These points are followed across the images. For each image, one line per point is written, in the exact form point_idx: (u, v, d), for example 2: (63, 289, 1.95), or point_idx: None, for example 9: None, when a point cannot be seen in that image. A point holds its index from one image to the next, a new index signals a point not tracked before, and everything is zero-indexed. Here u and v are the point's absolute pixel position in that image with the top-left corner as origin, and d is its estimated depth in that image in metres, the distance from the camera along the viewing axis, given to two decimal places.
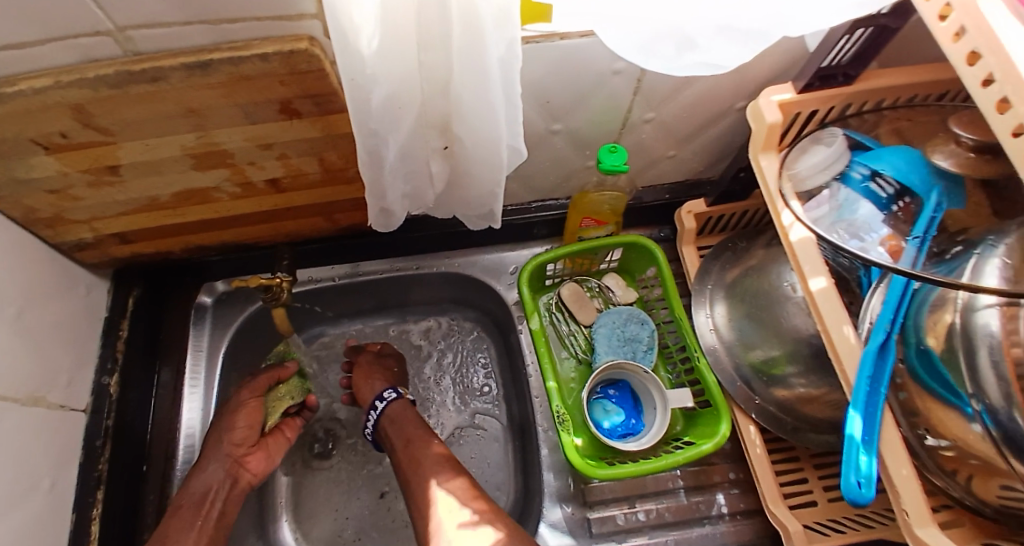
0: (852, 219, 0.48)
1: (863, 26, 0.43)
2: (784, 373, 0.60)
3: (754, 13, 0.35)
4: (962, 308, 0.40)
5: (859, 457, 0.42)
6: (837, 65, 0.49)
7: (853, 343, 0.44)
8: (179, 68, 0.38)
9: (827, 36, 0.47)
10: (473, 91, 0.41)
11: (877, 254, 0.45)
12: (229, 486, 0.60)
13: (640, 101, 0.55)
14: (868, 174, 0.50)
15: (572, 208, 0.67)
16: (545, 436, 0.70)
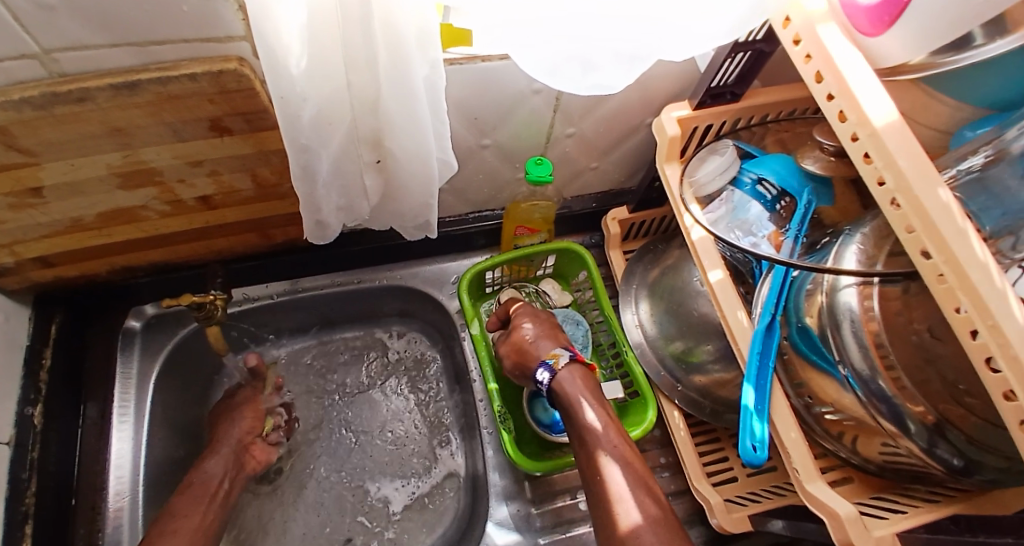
0: (745, 218, 0.54)
1: (741, 50, 0.50)
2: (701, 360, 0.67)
3: (641, 41, 0.41)
4: (828, 290, 0.48)
5: (753, 424, 0.49)
6: (724, 85, 0.56)
7: (744, 325, 0.52)
8: (106, 88, 0.39)
9: (714, 59, 0.53)
10: (402, 108, 0.44)
11: (765, 250, 0.51)
12: (236, 470, 0.65)
13: (560, 118, 0.60)
14: (755, 178, 0.56)
15: (506, 216, 0.71)
16: (490, 438, 0.72)
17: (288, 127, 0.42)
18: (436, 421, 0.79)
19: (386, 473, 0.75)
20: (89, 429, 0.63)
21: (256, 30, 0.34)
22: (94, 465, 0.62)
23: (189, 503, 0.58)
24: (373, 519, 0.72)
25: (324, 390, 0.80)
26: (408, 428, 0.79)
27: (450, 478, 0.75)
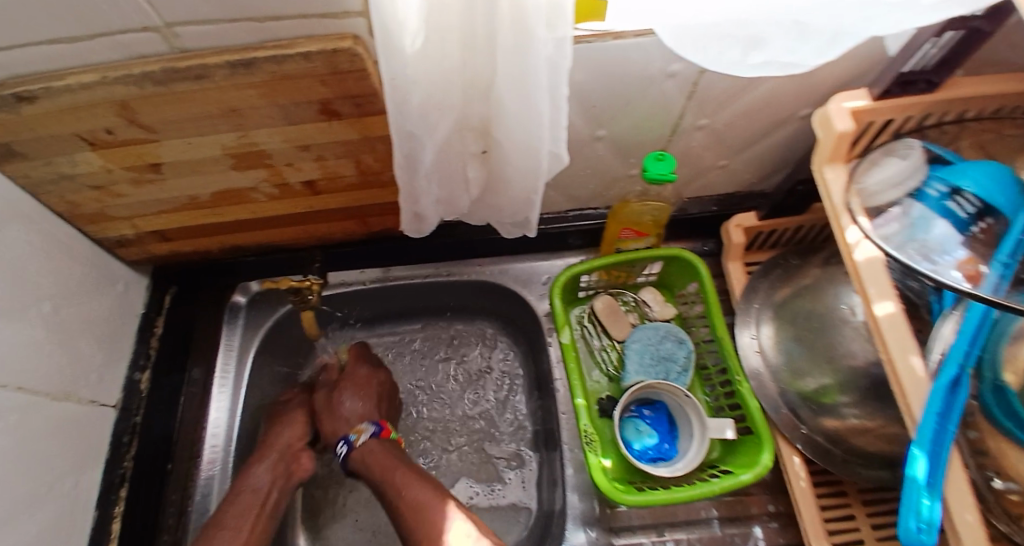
0: (925, 239, 0.43)
1: (954, 29, 0.39)
2: (835, 402, 0.57)
3: (826, 10, 0.32)
4: None
5: (921, 501, 0.38)
6: (920, 71, 0.45)
7: (920, 375, 0.40)
8: (223, 65, 0.38)
9: (910, 39, 0.42)
10: (516, 93, 0.39)
11: (949, 278, 0.39)
12: (283, 479, 0.62)
13: (692, 107, 0.53)
14: (946, 191, 0.45)
15: (611, 217, 0.63)
16: (570, 456, 0.66)
17: (395, 111, 0.38)
18: (512, 427, 0.75)
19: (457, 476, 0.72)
20: None
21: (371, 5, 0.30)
22: None
23: (237, 515, 0.56)
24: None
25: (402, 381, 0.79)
26: (482, 430, 0.75)
27: (523, 490, 0.71)
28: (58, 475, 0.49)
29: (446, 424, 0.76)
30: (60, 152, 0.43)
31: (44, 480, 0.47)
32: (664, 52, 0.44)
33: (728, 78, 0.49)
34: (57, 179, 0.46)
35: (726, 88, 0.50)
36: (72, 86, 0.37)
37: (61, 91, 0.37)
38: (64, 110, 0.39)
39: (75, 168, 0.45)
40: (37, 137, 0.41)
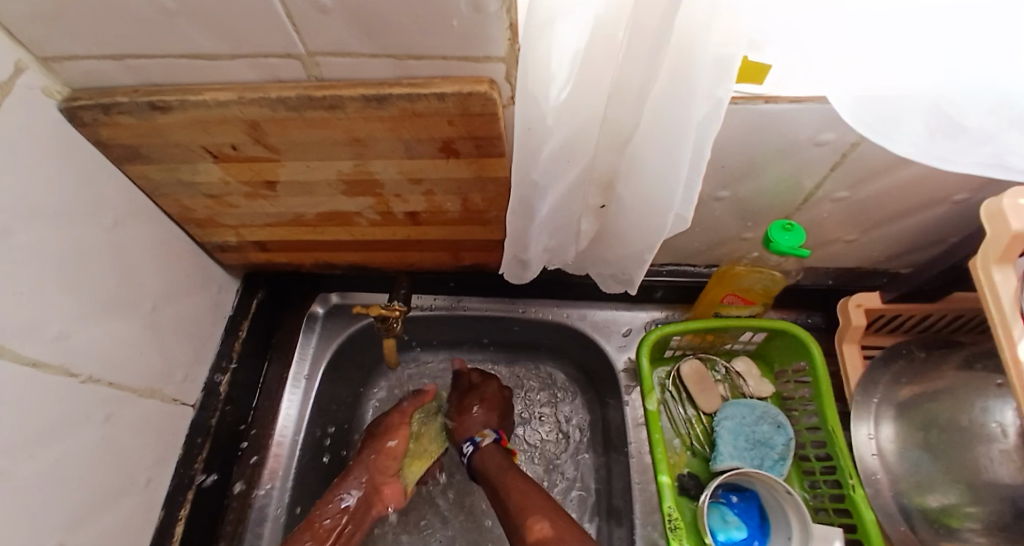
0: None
1: None
2: (960, 526, 0.50)
3: None
4: None
5: None
6: None
7: None
8: (357, 98, 0.37)
9: None
10: (653, 151, 0.36)
11: None
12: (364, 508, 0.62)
13: (834, 178, 0.48)
14: None
15: (716, 280, 0.59)
16: (642, 532, 0.61)
17: (524, 161, 0.36)
18: (571, 483, 0.72)
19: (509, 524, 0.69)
20: (260, 408, 0.67)
21: (524, 54, 0.29)
22: (260, 442, 0.66)
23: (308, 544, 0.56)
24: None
25: None
26: (540, 481, 0.72)
27: None
28: (135, 470, 0.50)
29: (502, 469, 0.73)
30: (184, 160, 0.44)
31: (120, 474, 0.48)
32: (819, 119, 0.40)
33: (884, 155, 0.44)
34: (177, 184, 0.47)
35: (880, 163, 0.45)
36: (209, 101, 0.38)
37: (198, 104, 0.38)
38: (195, 122, 0.39)
39: (194, 177, 0.46)
40: (165, 144, 0.42)
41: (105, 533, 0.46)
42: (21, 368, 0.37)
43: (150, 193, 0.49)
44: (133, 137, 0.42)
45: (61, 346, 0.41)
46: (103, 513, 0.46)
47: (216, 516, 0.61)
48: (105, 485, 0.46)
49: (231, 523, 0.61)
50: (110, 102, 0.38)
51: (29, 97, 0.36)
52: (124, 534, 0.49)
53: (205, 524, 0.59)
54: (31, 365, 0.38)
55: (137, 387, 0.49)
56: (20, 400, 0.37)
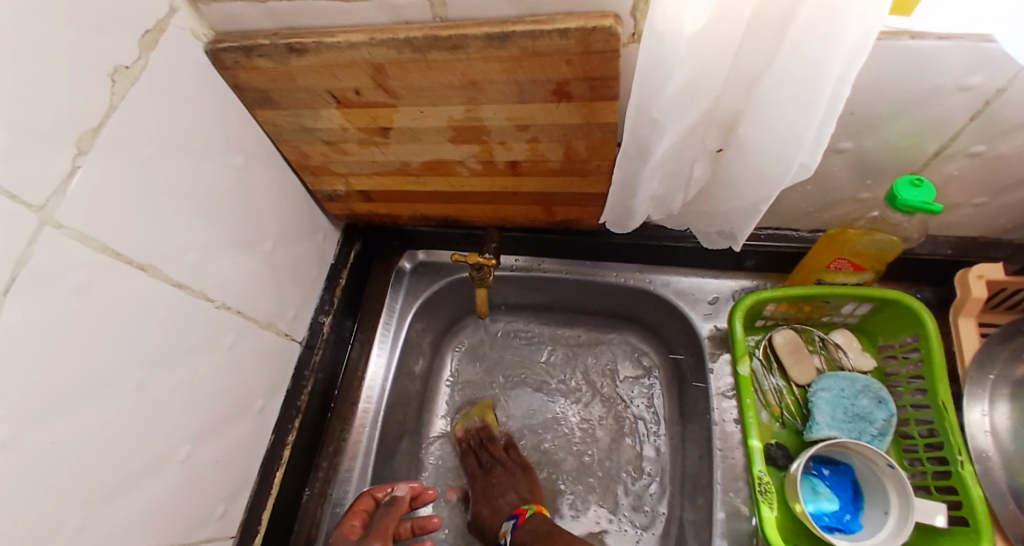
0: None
1: None
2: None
3: None
4: None
5: None
6: None
7: None
8: (481, 37, 0.37)
9: None
10: (780, 89, 0.34)
11: None
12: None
13: (974, 129, 0.43)
14: None
15: (824, 242, 0.57)
16: (723, 497, 0.60)
17: (647, 94, 0.36)
18: (646, 454, 0.72)
19: (576, 482, 0.73)
20: (353, 356, 0.72)
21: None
22: (351, 386, 0.70)
23: None
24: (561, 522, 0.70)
25: (536, 378, 0.81)
26: (610, 450, 0.74)
27: (653, 523, 0.67)
28: (251, 397, 0.55)
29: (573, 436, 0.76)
30: (309, 106, 0.47)
31: (241, 397, 0.53)
32: (966, 60, 0.36)
33: None
34: (300, 130, 0.51)
35: None
36: (342, 44, 0.40)
37: (332, 47, 0.40)
38: (326, 65, 0.42)
39: (316, 123, 0.49)
40: (295, 89, 0.45)
41: (228, 447, 0.52)
42: (168, 286, 0.42)
43: (274, 139, 0.52)
44: (267, 82, 0.45)
45: (199, 272, 0.45)
46: (225, 430, 0.51)
47: (318, 446, 0.66)
48: (227, 405, 0.51)
49: (329, 456, 0.66)
50: (253, 46, 0.41)
51: (181, 38, 0.40)
52: (245, 449, 0.55)
53: (306, 451, 0.64)
54: (176, 286, 0.43)
55: (258, 318, 0.55)
56: (163, 316, 0.41)
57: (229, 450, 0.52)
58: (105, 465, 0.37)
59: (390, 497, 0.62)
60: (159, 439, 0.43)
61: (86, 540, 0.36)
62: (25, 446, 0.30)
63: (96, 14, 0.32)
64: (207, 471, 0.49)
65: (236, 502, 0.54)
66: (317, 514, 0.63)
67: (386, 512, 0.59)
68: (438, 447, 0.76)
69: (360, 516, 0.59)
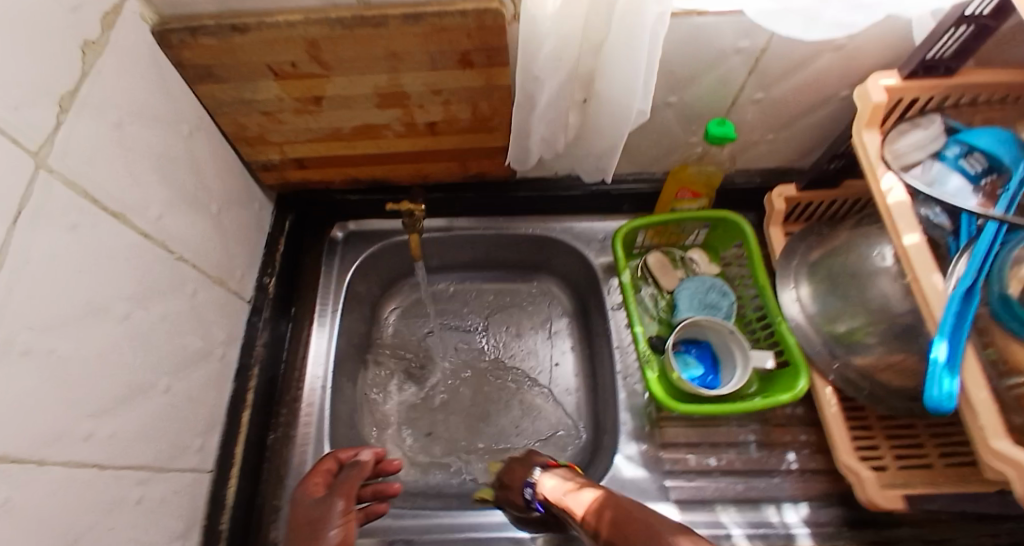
0: (944, 190, 0.55)
1: (965, 22, 0.50)
2: (864, 340, 0.66)
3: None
4: (959, 266, 0.50)
5: (944, 380, 0.45)
6: (939, 59, 0.55)
7: (942, 288, 0.48)
8: (399, 16, 0.49)
9: (933, 31, 0.53)
10: (616, 52, 0.49)
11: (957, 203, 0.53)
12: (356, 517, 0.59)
13: (752, 81, 0.63)
14: (961, 151, 0.56)
15: (669, 178, 0.76)
16: (623, 383, 0.78)
17: (528, 58, 0.50)
18: (561, 369, 0.87)
19: (504, 402, 0.85)
20: (296, 323, 0.78)
21: None
22: (298, 348, 0.76)
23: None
24: (508, 421, 0.83)
25: (464, 323, 0.92)
26: (535, 372, 0.87)
27: (572, 420, 0.83)
28: (212, 344, 0.61)
29: (497, 364, 0.88)
30: (249, 79, 0.54)
31: (203, 342, 0.59)
32: (735, 31, 0.54)
33: (786, 58, 0.59)
34: (238, 103, 0.57)
35: (786, 64, 0.60)
36: (281, 23, 0.48)
37: (272, 25, 0.49)
38: (267, 41, 0.50)
39: (254, 95, 0.56)
40: (236, 64, 0.52)
41: (195, 387, 0.58)
42: (137, 236, 0.48)
43: (212, 112, 0.58)
44: (210, 58, 0.51)
45: (161, 224, 0.51)
46: (194, 370, 0.57)
47: (274, 396, 0.72)
48: (192, 347, 0.57)
49: (288, 403, 0.73)
50: (197, 26, 0.49)
51: (132, 19, 0.46)
52: (208, 394, 0.60)
53: (266, 398, 0.71)
54: (143, 235, 0.49)
55: (210, 272, 0.60)
56: (132, 258, 0.47)
57: (195, 390, 0.58)
58: (102, 380, 0.43)
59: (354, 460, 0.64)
60: (137, 373, 0.48)
61: (96, 445, 0.42)
62: (42, 349, 0.36)
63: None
64: (182, 402, 0.55)
65: (211, 439, 0.61)
66: (285, 452, 0.70)
67: (349, 473, 0.61)
68: (381, 390, 0.85)
69: (323, 475, 0.62)
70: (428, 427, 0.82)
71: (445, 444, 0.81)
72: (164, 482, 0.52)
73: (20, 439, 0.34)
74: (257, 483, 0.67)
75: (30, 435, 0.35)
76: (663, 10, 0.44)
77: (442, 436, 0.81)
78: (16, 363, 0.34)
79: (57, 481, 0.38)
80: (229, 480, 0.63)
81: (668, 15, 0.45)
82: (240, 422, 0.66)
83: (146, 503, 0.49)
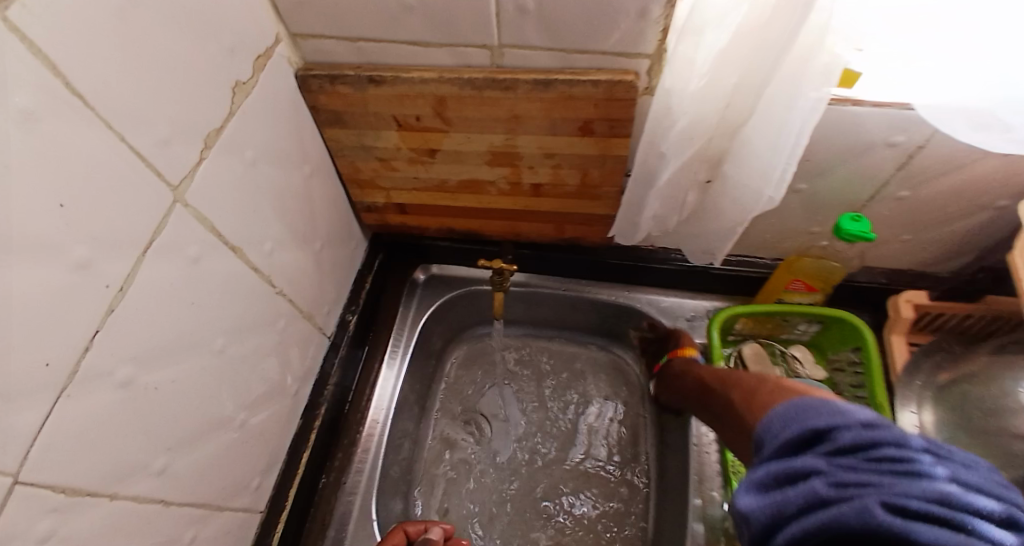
0: None
1: None
2: None
3: None
4: None
5: None
6: None
7: None
8: (529, 82, 0.48)
9: None
10: (758, 136, 0.45)
11: None
12: None
13: (899, 177, 0.56)
14: None
15: (782, 266, 0.69)
16: (696, 487, 0.67)
17: (657, 132, 0.48)
18: (627, 456, 0.79)
19: (561, 483, 0.78)
20: (368, 360, 0.76)
21: (669, 55, 0.43)
22: (365, 385, 0.75)
23: None
24: (562, 505, 0.76)
25: (527, 385, 0.87)
26: (596, 453, 0.80)
27: (635, 517, 0.74)
28: (289, 381, 0.60)
29: (556, 437, 0.82)
30: (373, 127, 0.56)
31: (282, 381, 0.59)
32: (890, 126, 0.49)
33: (943, 159, 0.53)
34: (358, 148, 0.59)
35: (942, 164, 0.53)
36: (416, 79, 0.49)
37: (406, 80, 0.49)
38: (396, 95, 0.51)
39: (375, 142, 0.58)
40: (364, 112, 0.54)
41: (268, 424, 0.57)
42: (248, 270, 0.49)
43: (333, 153, 0.60)
44: (342, 105, 0.53)
45: (270, 259, 0.52)
46: (269, 406, 0.57)
47: (335, 437, 0.70)
48: (273, 383, 0.57)
49: (345, 446, 0.70)
50: (338, 75, 0.50)
51: (280, 63, 0.49)
52: (276, 429, 0.59)
53: (330, 433, 0.69)
54: (254, 270, 0.50)
55: (303, 308, 0.61)
56: (240, 293, 0.48)
57: (267, 426, 0.57)
58: (188, 412, 0.43)
59: (422, 537, 0.60)
60: (220, 408, 0.48)
61: (167, 480, 0.41)
62: (141, 383, 0.37)
63: (223, 49, 0.40)
64: (252, 438, 0.54)
65: (268, 478, 0.59)
66: (332, 501, 0.67)
67: None
68: (434, 441, 0.81)
69: None
70: (477, 496, 0.77)
71: (494, 515, 0.75)
72: (217, 521, 0.50)
73: (100, 472, 0.34)
74: (301, 532, 0.64)
75: (107, 471, 0.35)
76: (822, 98, 0.40)
77: (491, 508, 0.76)
78: (111, 395, 0.34)
79: (123, 517, 0.37)
80: (278, 521, 0.61)
81: (825, 103, 0.40)
82: (300, 459, 0.64)
83: (196, 543, 0.47)
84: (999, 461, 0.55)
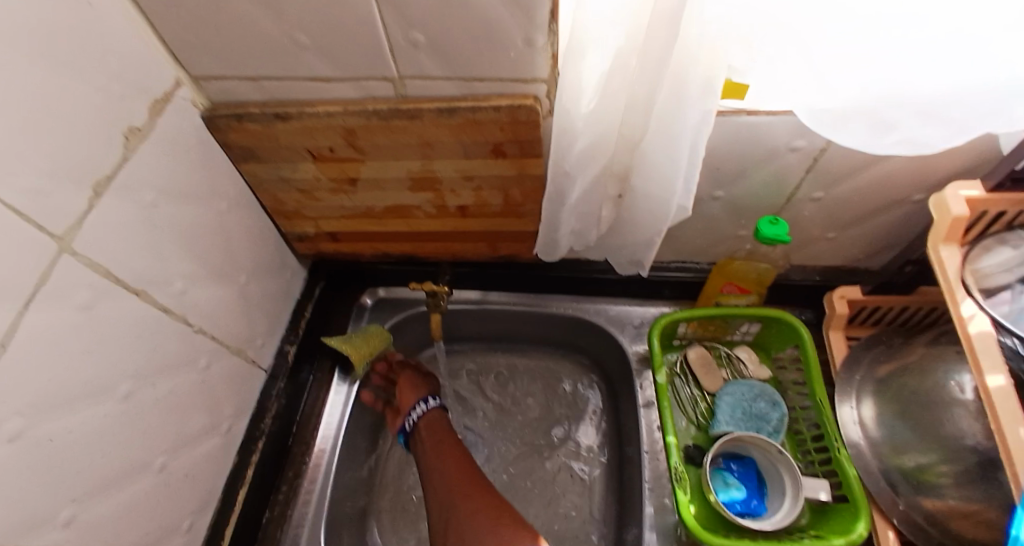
0: None
1: None
2: (936, 481, 0.56)
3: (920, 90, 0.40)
4: None
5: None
6: None
7: None
8: (433, 110, 0.49)
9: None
10: (659, 146, 0.46)
11: None
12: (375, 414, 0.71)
13: (810, 180, 0.58)
14: None
15: (715, 271, 0.71)
16: (651, 495, 0.69)
17: (558, 153, 0.48)
18: (584, 464, 0.79)
19: (517, 496, 0.76)
20: (313, 389, 0.76)
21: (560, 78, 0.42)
22: (312, 412, 0.75)
23: None
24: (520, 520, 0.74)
25: (483, 399, 0.86)
26: (553, 463, 0.79)
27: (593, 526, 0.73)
28: (220, 417, 0.60)
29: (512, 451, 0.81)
30: (289, 160, 0.56)
31: (210, 418, 0.58)
32: (788, 132, 0.51)
33: (849, 159, 0.54)
34: (280, 181, 0.59)
35: (845, 166, 0.55)
36: (321, 113, 0.50)
37: (312, 114, 0.50)
38: (305, 128, 0.51)
39: (295, 174, 0.58)
40: (278, 146, 0.54)
41: (193, 465, 0.56)
42: (156, 312, 0.48)
43: (254, 188, 0.61)
44: (252, 140, 0.53)
45: (183, 298, 0.52)
46: (194, 448, 0.56)
47: (279, 470, 0.70)
48: (200, 424, 0.57)
49: (289, 479, 0.70)
50: (243, 113, 0.51)
51: (182, 105, 0.49)
52: (207, 470, 0.59)
53: (272, 465, 0.69)
54: (163, 311, 0.49)
55: (229, 344, 0.61)
56: (149, 336, 0.48)
57: (193, 468, 0.56)
58: (93, 462, 0.42)
59: None
60: (134, 455, 0.47)
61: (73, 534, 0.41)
62: (33, 435, 0.36)
63: (113, 95, 0.41)
64: (176, 480, 0.53)
65: (200, 520, 0.58)
66: (278, 537, 0.66)
67: None
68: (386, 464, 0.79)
69: None
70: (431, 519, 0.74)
71: None
72: None
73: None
74: None
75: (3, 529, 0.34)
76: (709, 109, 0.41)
77: None
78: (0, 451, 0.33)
79: None
80: None
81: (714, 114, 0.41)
82: (237, 497, 0.63)
83: None
84: (940, 454, 0.55)
